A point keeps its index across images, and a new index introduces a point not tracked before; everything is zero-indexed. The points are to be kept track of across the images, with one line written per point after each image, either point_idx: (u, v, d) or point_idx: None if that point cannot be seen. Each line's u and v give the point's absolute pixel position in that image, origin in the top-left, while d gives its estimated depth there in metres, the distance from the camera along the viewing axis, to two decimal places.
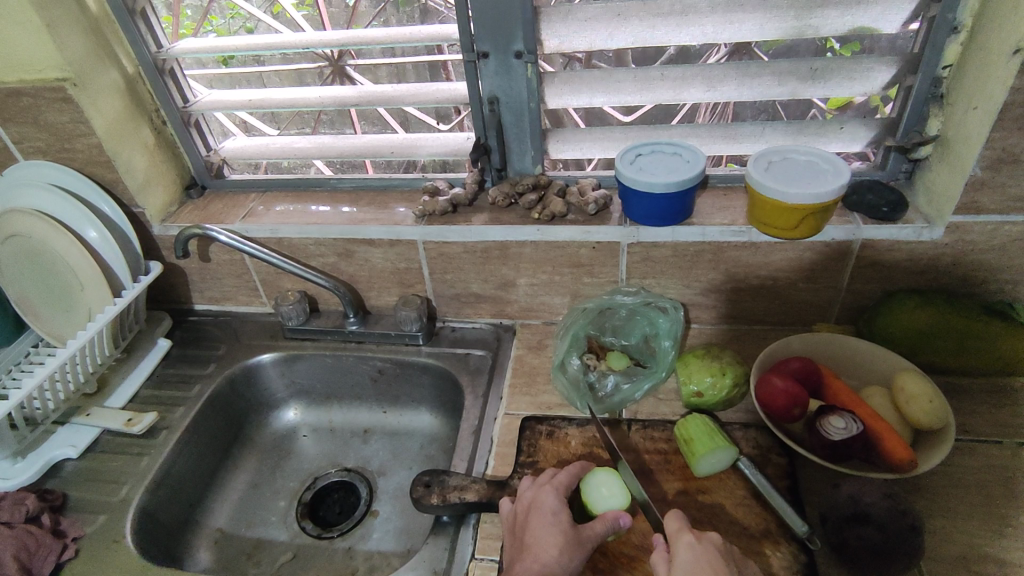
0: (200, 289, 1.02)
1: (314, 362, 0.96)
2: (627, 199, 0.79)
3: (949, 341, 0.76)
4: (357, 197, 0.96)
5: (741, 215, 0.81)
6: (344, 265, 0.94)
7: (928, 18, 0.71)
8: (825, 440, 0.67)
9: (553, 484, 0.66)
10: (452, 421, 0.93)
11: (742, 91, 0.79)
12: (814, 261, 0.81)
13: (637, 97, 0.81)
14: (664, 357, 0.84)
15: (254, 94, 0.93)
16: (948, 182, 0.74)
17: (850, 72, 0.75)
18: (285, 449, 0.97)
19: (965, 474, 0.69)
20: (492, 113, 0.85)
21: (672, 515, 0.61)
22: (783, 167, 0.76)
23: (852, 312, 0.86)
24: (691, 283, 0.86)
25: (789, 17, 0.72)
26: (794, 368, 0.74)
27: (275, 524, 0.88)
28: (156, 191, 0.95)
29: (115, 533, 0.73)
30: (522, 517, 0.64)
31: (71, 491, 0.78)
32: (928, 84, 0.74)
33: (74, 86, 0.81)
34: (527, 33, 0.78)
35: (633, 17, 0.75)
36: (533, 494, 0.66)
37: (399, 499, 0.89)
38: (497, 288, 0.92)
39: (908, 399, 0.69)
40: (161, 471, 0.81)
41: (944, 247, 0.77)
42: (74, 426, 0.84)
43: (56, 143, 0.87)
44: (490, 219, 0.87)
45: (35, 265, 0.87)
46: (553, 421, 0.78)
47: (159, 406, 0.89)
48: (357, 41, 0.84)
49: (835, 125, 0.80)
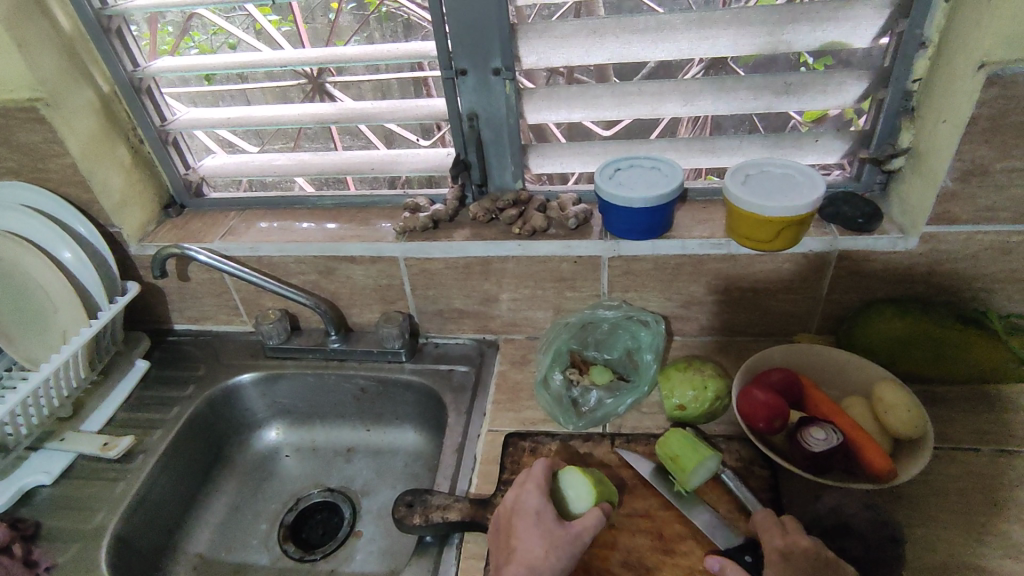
0: (179, 308, 1.00)
1: (295, 380, 0.95)
2: (607, 213, 0.80)
3: (925, 350, 0.77)
4: (338, 214, 0.96)
5: (719, 228, 0.82)
6: (325, 283, 0.94)
7: (897, 33, 0.72)
8: (806, 453, 0.67)
9: (534, 483, 0.66)
10: (435, 438, 0.93)
11: (717, 105, 0.80)
12: (793, 272, 0.82)
13: (615, 112, 0.82)
14: (646, 371, 0.84)
15: (232, 112, 0.92)
16: (920, 193, 0.75)
17: (823, 86, 0.77)
18: (267, 470, 0.96)
19: (945, 482, 0.69)
20: (472, 129, 0.86)
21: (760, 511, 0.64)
22: (759, 180, 0.76)
23: (831, 322, 0.86)
24: (673, 296, 0.87)
25: (761, 34, 0.73)
26: (775, 380, 0.74)
27: (256, 548, 0.86)
28: (133, 211, 0.93)
29: (89, 563, 0.72)
30: (505, 521, 0.64)
31: (44, 519, 0.76)
32: (899, 97, 0.76)
33: (47, 106, 0.80)
34: (505, 50, 0.79)
35: (610, 35, 0.76)
36: (515, 496, 0.66)
37: (382, 519, 0.88)
38: (479, 303, 0.92)
39: (887, 409, 0.70)
40: (138, 496, 0.79)
41: (918, 257, 0.78)
42: (48, 452, 0.82)
43: (29, 163, 0.86)
44: (471, 234, 0.87)
45: (8, 288, 0.86)
46: (537, 437, 0.78)
47: (137, 429, 0.87)
48: (336, 59, 0.84)
49: (810, 138, 0.81)
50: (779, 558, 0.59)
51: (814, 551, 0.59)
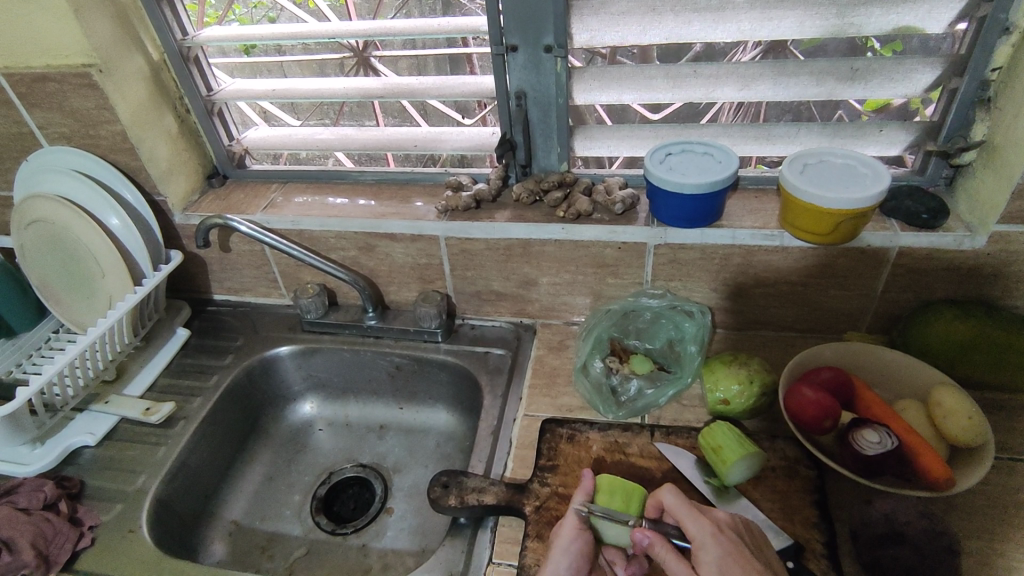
0: (219, 279, 1.01)
1: (331, 355, 0.95)
2: (655, 199, 0.77)
3: (987, 356, 0.73)
4: (378, 191, 0.95)
5: (772, 219, 0.79)
6: (364, 260, 0.93)
7: (977, 18, 0.68)
8: (857, 455, 0.65)
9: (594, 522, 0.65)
10: (469, 420, 0.92)
11: (776, 91, 0.76)
12: (848, 268, 0.78)
13: (667, 95, 0.79)
14: (689, 363, 0.82)
15: (277, 84, 0.92)
16: (992, 191, 0.71)
17: (892, 73, 0.72)
18: (301, 442, 0.97)
19: (1002, 493, 0.66)
20: (519, 107, 0.84)
21: (669, 494, 0.60)
22: (819, 170, 0.73)
23: (884, 321, 0.83)
24: (719, 287, 0.84)
25: (830, 15, 0.69)
26: (825, 378, 0.71)
27: (289, 519, 0.88)
28: (178, 180, 0.94)
29: (130, 523, 0.73)
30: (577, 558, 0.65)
31: (88, 479, 0.78)
32: (975, 87, 0.71)
33: (99, 72, 0.80)
34: (558, 26, 0.76)
35: (668, 13, 0.73)
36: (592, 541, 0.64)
37: (414, 498, 0.88)
38: (518, 286, 0.91)
39: (945, 414, 0.67)
40: (178, 461, 0.81)
41: (985, 257, 0.74)
42: (93, 414, 0.84)
43: (80, 129, 0.86)
44: (513, 216, 0.85)
45: (58, 252, 0.88)
46: (574, 424, 0.77)
47: (178, 396, 0.88)
48: (383, 32, 0.82)
49: (874, 127, 0.77)
50: (711, 545, 0.56)
51: (727, 527, 0.58)
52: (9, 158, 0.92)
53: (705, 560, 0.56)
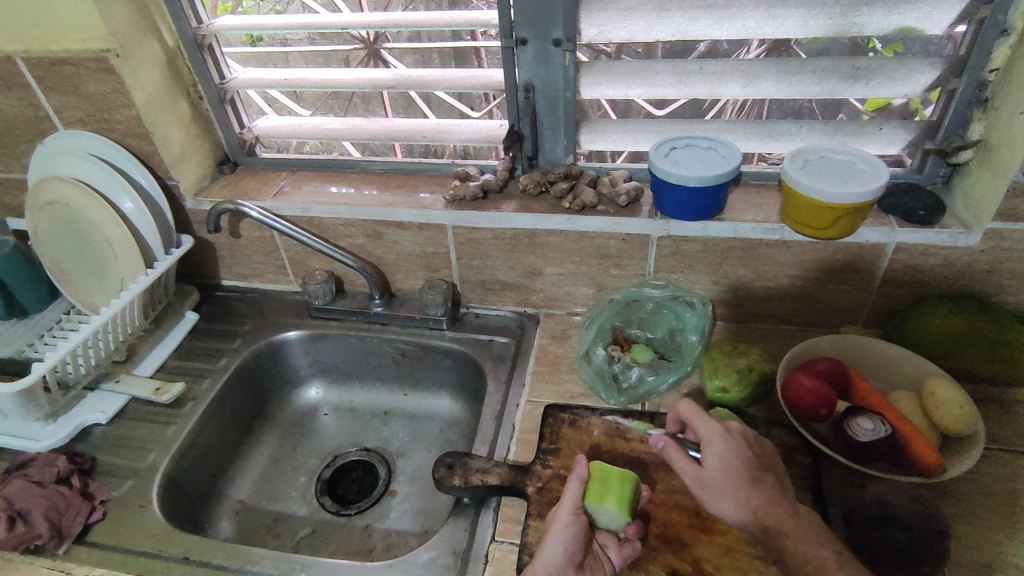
0: (228, 265, 1.03)
1: (337, 341, 0.97)
2: (659, 192, 0.79)
3: (979, 349, 0.75)
4: (386, 180, 0.97)
5: (773, 213, 0.81)
6: (372, 247, 0.95)
7: (977, 20, 0.70)
8: (852, 442, 0.67)
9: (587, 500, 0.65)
10: (472, 406, 0.94)
11: (779, 88, 0.78)
12: (846, 262, 0.80)
13: (673, 90, 0.81)
14: (690, 352, 0.84)
15: (289, 73, 0.93)
16: (988, 188, 0.73)
17: (892, 73, 0.74)
18: (306, 426, 0.99)
19: (991, 482, 0.68)
20: (527, 100, 0.85)
21: (684, 403, 0.65)
22: (820, 166, 0.75)
23: (881, 315, 0.85)
24: (720, 280, 0.86)
25: (833, 14, 0.71)
26: (821, 368, 0.73)
27: (294, 499, 0.89)
28: (190, 166, 0.95)
29: (141, 499, 0.75)
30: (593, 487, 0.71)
31: (99, 456, 0.80)
32: (973, 87, 0.73)
33: (116, 57, 0.82)
34: (567, 21, 0.78)
35: (675, 10, 0.74)
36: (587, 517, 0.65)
37: (417, 481, 0.90)
38: (523, 276, 0.92)
39: (938, 404, 0.69)
40: (187, 440, 0.82)
41: (980, 254, 0.76)
42: (104, 392, 0.86)
43: (96, 113, 0.88)
44: (520, 207, 0.87)
45: (72, 234, 0.89)
46: (576, 409, 0.79)
47: (187, 377, 0.90)
48: (393, 23, 0.84)
49: (874, 125, 0.79)
50: (719, 442, 0.61)
51: (738, 431, 0.63)
52: (24, 141, 0.93)
53: (713, 454, 0.61)
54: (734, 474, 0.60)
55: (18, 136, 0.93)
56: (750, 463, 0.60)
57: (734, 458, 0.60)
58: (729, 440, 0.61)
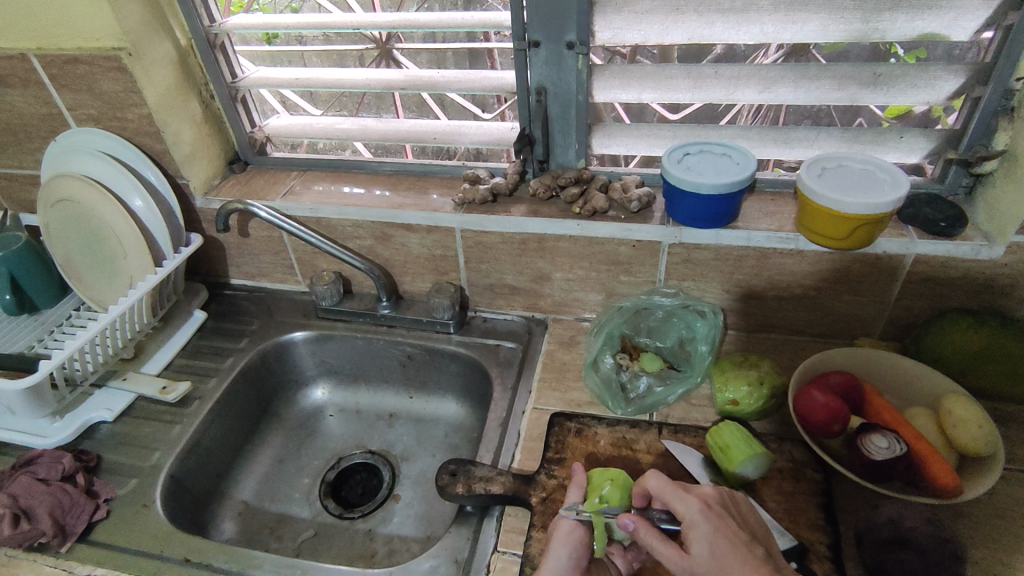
0: (237, 263, 1.03)
1: (344, 342, 0.97)
2: (671, 198, 0.78)
3: (1000, 366, 0.73)
4: (395, 181, 0.96)
5: (788, 222, 0.79)
6: (380, 249, 0.94)
7: (1004, 26, 0.67)
8: (865, 460, 0.65)
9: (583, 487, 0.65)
10: (477, 411, 0.93)
11: (797, 94, 0.76)
12: (862, 273, 0.78)
13: (687, 95, 0.79)
14: (699, 362, 0.82)
15: (300, 73, 0.93)
16: (1013, 200, 0.70)
17: (913, 80, 0.72)
18: (311, 427, 0.98)
19: (1011, 504, 0.66)
20: (539, 103, 0.84)
21: (653, 478, 0.59)
22: (837, 174, 0.73)
23: (897, 328, 0.83)
24: (732, 288, 0.84)
25: (854, 19, 0.69)
26: (835, 382, 0.71)
27: (298, 501, 0.89)
28: (201, 164, 0.95)
29: (144, 498, 0.75)
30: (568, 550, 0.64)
31: (104, 453, 0.80)
32: (999, 96, 0.71)
33: (129, 56, 0.82)
34: (581, 23, 0.77)
35: (692, 12, 0.72)
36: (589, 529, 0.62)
37: (421, 485, 0.89)
38: (531, 281, 0.91)
39: (955, 423, 0.66)
40: (192, 440, 0.82)
41: (1002, 266, 0.74)
42: (110, 390, 0.86)
43: (108, 111, 0.88)
44: (529, 211, 0.86)
45: (83, 231, 0.90)
46: (582, 419, 0.78)
47: (193, 376, 0.90)
48: (404, 24, 0.83)
49: (894, 133, 0.77)
50: (701, 523, 0.54)
51: (717, 506, 0.56)
52: (38, 138, 0.94)
53: (696, 537, 0.54)
54: (725, 558, 0.52)
55: (31, 133, 0.93)
56: (741, 544, 0.53)
57: (724, 541, 0.53)
58: (711, 518, 0.55)
